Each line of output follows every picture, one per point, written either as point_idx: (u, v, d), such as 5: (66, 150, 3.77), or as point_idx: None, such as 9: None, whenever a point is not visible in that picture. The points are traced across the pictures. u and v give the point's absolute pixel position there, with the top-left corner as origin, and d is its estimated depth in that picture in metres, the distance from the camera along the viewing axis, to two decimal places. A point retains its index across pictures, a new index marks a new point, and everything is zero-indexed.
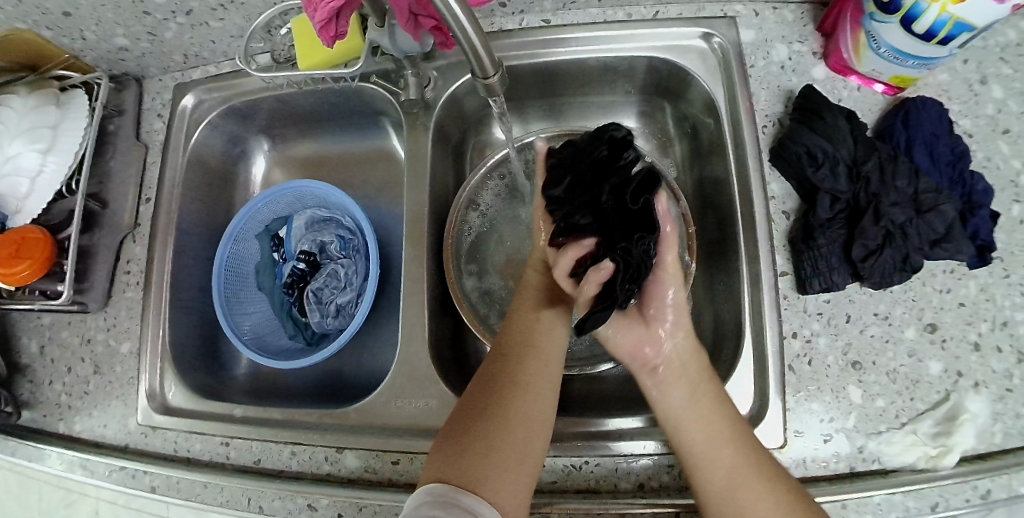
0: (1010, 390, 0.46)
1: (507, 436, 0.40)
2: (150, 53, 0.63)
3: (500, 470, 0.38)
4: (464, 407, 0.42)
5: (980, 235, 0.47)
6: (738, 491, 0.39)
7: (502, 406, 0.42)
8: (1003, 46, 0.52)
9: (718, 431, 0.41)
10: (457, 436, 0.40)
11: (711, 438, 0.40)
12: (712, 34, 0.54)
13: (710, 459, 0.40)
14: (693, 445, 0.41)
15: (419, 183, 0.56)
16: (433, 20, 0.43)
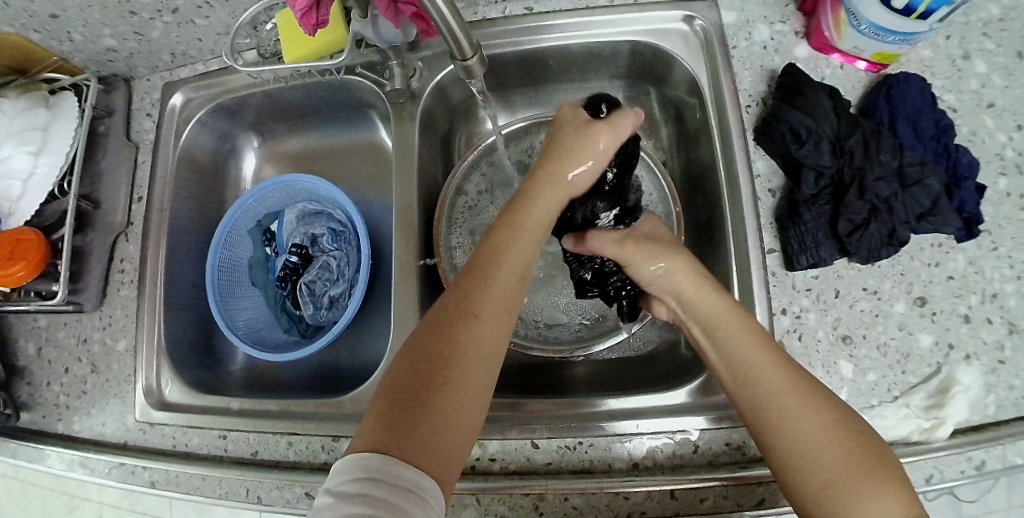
0: (1001, 362, 0.47)
1: (451, 403, 0.35)
2: (138, 53, 0.63)
3: (445, 443, 0.34)
4: (404, 369, 0.37)
5: (966, 208, 0.47)
6: (779, 403, 0.38)
7: (446, 364, 0.37)
8: (985, 20, 0.52)
9: (758, 350, 0.41)
10: (400, 403, 0.35)
11: (754, 353, 0.41)
12: (695, 16, 0.54)
13: (754, 374, 0.40)
14: (735, 364, 0.42)
15: (407, 172, 0.56)
16: (413, 7, 0.45)
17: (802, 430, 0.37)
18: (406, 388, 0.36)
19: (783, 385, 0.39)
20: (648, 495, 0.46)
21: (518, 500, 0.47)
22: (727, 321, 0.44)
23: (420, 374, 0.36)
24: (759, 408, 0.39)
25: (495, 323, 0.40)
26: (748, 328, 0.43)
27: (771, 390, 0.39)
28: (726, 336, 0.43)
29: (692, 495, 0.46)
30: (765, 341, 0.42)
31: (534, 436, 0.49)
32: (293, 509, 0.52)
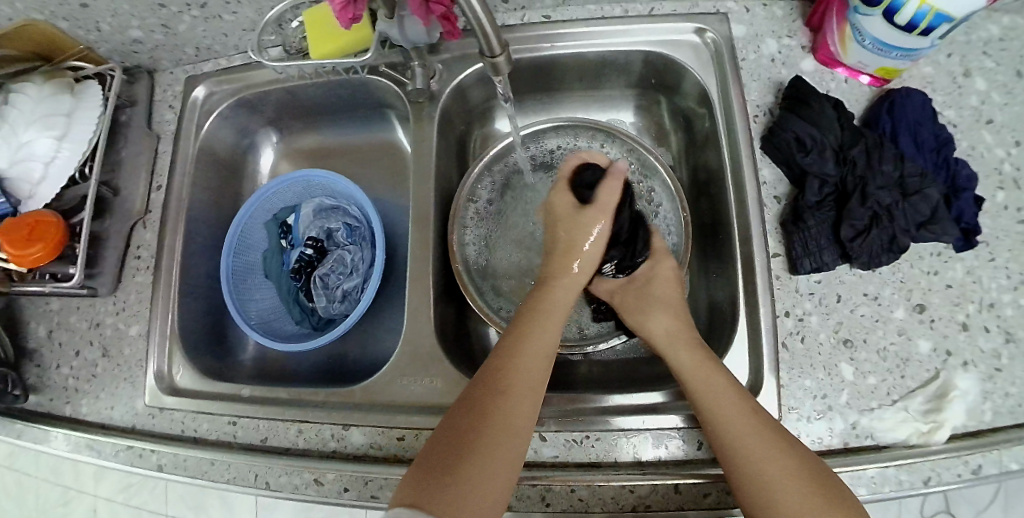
0: (998, 369, 0.48)
1: (477, 468, 0.38)
2: (162, 46, 0.65)
3: (474, 500, 0.37)
4: (445, 430, 0.42)
5: (964, 217, 0.49)
6: (750, 440, 0.41)
7: (479, 431, 0.40)
8: (985, 39, 0.55)
9: (724, 396, 0.43)
10: (434, 462, 0.39)
11: (720, 401, 0.43)
12: (706, 29, 0.56)
13: (721, 422, 0.42)
14: (701, 411, 0.44)
15: (423, 170, 0.58)
16: (443, 7, 0.43)
17: (768, 478, 0.39)
18: (442, 446, 0.40)
19: (747, 433, 0.41)
20: (654, 488, 0.47)
21: (524, 491, 0.49)
22: (693, 370, 0.46)
23: (455, 436, 0.40)
24: (728, 455, 0.42)
25: (530, 387, 0.44)
26: (715, 375, 0.45)
27: (738, 437, 0.41)
28: (692, 383, 0.45)
29: (695, 490, 0.47)
30: (730, 386, 0.44)
31: (541, 429, 0.50)
32: (301, 494, 0.52)
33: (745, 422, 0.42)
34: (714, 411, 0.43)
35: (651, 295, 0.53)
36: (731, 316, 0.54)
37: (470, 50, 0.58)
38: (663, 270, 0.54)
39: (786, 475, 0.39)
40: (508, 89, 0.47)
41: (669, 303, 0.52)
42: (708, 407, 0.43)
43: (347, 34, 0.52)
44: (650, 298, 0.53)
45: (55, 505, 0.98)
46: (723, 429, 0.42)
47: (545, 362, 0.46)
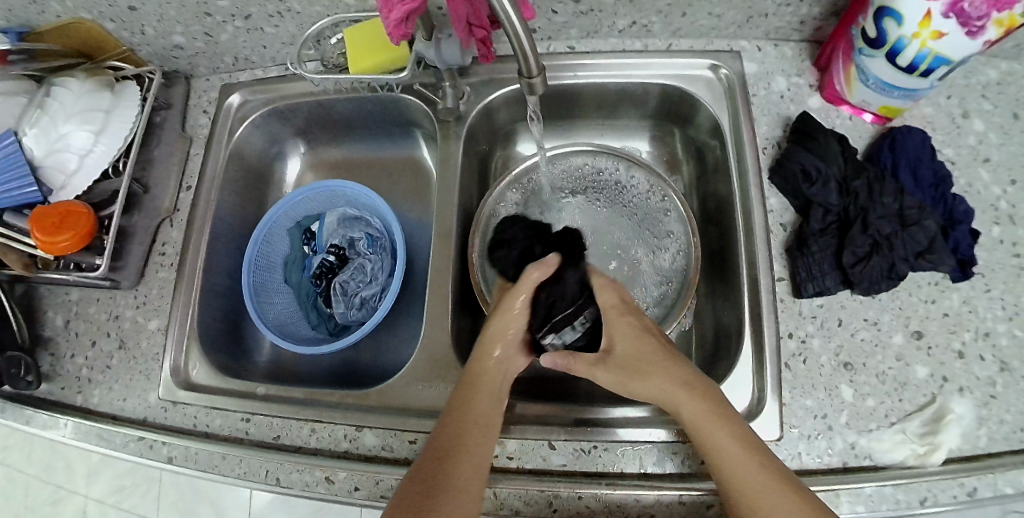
0: (992, 397, 0.50)
1: None
2: (202, 53, 0.68)
3: None
4: (409, 489, 0.41)
5: (960, 248, 0.52)
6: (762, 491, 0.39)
7: (435, 499, 0.40)
8: (983, 83, 0.59)
9: (727, 448, 0.41)
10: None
11: (725, 453, 0.41)
12: (720, 66, 0.60)
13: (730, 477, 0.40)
14: (709, 456, 0.42)
15: (447, 184, 0.61)
16: (485, 31, 0.44)
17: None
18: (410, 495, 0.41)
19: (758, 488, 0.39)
20: (659, 498, 0.48)
21: (532, 496, 0.49)
22: (697, 418, 0.43)
23: (418, 498, 0.40)
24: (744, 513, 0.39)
25: (469, 458, 0.44)
26: (718, 426, 0.42)
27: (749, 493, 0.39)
28: (695, 433, 0.43)
29: (699, 502, 0.48)
30: (739, 435, 0.41)
31: (551, 437, 0.52)
32: (311, 492, 0.53)
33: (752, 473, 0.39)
34: (719, 464, 0.41)
35: (622, 356, 0.49)
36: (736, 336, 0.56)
37: (498, 73, 0.62)
38: (623, 329, 0.51)
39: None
40: (538, 113, 0.51)
41: (647, 357, 0.48)
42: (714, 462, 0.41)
43: (385, 52, 0.55)
44: (621, 359, 0.49)
45: (45, 502, 1.00)
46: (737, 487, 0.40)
47: (487, 431, 0.46)
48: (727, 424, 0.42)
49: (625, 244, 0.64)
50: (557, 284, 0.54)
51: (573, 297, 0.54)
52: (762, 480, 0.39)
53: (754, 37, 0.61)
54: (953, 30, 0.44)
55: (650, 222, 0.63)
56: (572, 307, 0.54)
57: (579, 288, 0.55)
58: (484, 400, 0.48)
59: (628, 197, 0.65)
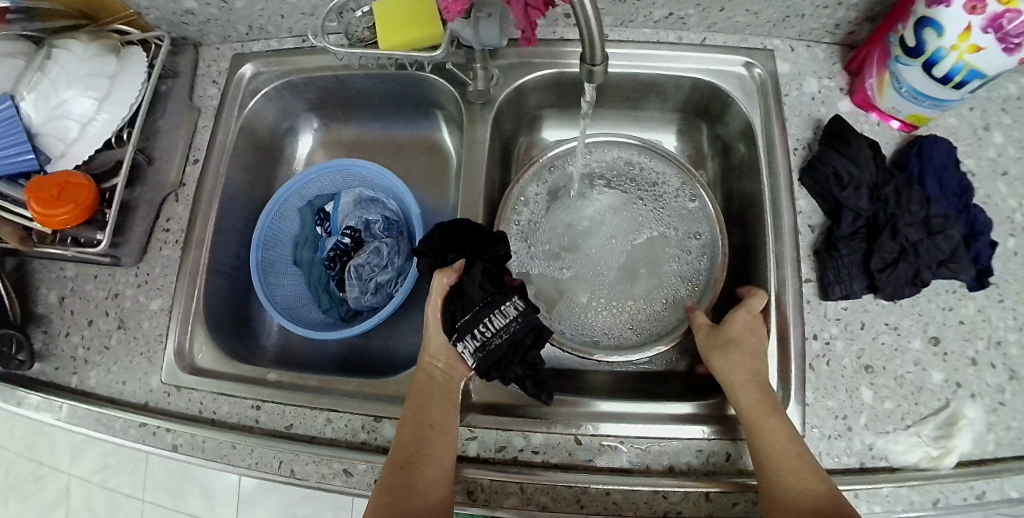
0: (1002, 403, 0.52)
1: None
2: (215, 20, 0.64)
3: None
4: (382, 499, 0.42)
5: (981, 259, 0.54)
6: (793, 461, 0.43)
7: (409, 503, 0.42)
8: (1005, 97, 0.60)
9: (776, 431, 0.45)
10: None
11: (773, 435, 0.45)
12: (753, 64, 0.61)
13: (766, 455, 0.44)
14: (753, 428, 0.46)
15: (473, 170, 0.59)
16: (539, 13, 0.43)
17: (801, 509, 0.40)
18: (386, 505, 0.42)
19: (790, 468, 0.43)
20: (686, 495, 0.48)
21: (560, 492, 0.49)
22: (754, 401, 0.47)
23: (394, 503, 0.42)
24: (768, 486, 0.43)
25: (430, 458, 0.45)
26: (773, 414, 0.46)
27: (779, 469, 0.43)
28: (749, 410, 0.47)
29: (724, 499, 0.48)
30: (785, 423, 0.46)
31: (577, 432, 0.51)
32: (328, 484, 0.51)
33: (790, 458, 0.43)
34: (762, 437, 0.45)
35: (728, 333, 0.52)
36: (760, 335, 0.56)
37: (529, 60, 0.61)
38: (740, 316, 0.53)
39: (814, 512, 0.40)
40: (591, 105, 0.51)
41: (740, 342, 0.51)
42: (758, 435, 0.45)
43: (418, 30, 0.53)
44: (725, 334, 0.52)
45: (26, 480, 1.11)
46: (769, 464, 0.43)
47: (443, 435, 0.47)
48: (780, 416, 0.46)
49: (653, 239, 0.63)
50: (461, 289, 0.53)
51: (478, 298, 0.52)
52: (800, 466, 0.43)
53: (787, 37, 0.62)
54: (991, 45, 0.44)
55: (679, 218, 0.63)
56: (476, 309, 0.51)
57: (485, 288, 0.52)
58: (435, 408, 0.49)
59: (659, 192, 0.64)
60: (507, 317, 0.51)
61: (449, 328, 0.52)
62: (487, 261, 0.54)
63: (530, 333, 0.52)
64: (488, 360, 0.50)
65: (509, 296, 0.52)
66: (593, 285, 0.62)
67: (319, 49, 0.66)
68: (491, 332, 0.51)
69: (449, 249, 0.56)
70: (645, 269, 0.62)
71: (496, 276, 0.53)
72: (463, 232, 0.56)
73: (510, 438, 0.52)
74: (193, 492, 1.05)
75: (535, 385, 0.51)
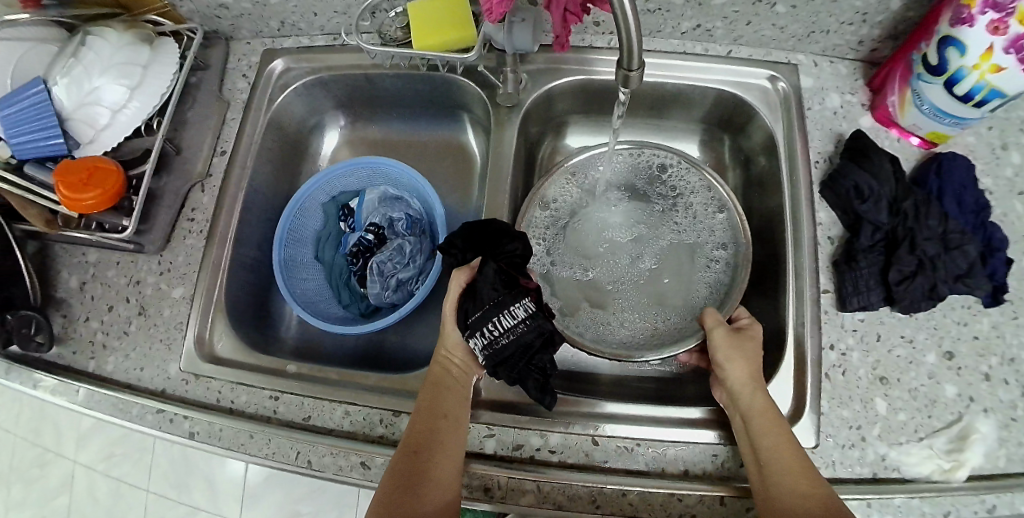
0: (1014, 419, 0.52)
1: None
2: (248, 15, 0.66)
3: None
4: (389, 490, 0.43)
5: (996, 276, 0.54)
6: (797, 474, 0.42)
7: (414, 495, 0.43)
8: None
9: (785, 447, 0.44)
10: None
11: (781, 450, 0.44)
12: (778, 78, 0.62)
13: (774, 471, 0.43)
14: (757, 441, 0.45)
15: (499, 171, 0.61)
16: (577, 19, 0.46)
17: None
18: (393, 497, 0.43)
19: (802, 486, 0.42)
20: (701, 498, 0.49)
21: (576, 491, 0.49)
22: (762, 414, 0.46)
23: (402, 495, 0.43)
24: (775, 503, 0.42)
25: (445, 447, 0.46)
26: (782, 429, 0.45)
27: (789, 486, 0.42)
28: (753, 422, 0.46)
29: (739, 503, 0.49)
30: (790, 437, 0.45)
31: (595, 433, 0.52)
32: (345, 477, 0.51)
33: (800, 474, 0.42)
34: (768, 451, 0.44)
35: (743, 342, 0.51)
36: (776, 342, 0.57)
37: (558, 66, 0.63)
38: (756, 331, 0.52)
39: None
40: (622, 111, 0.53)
41: (752, 353, 0.50)
42: (766, 450, 0.44)
43: (451, 31, 0.54)
44: (740, 344, 0.51)
45: (32, 466, 1.12)
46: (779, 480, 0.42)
47: (459, 429, 0.48)
48: (788, 432, 0.45)
49: (674, 245, 0.64)
50: (474, 288, 0.53)
51: (489, 297, 0.51)
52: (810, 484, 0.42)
53: (811, 52, 0.63)
54: (1012, 66, 0.45)
55: (701, 224, 0.63)
56: (485, 308, 0.51)
57: (497, 288, 0.52)
58: (449, 400, 0.49)
59: (681, 198, 0.64)
60: (516, 319, 0.50)
61: (462, 325, 0.52)
62: (500, 260, 0.54)
63: (539, 336, 0.50)
64: (496, 358, 0.50)
65: (520, 297, 0.51)
66: (613, 290, 0.62)
67: (350, 48, 0.67)
68: (500, 331, 0.50)
69: (469, 249, 0.56)
70: (664, 275, 0.63)
71: (511, 277, 0.53)
72: (487, 232, 0.56)
73: (527, 437, 0.52)
74: (197, 484, 1.06)
75: (540, 388, 0.50)
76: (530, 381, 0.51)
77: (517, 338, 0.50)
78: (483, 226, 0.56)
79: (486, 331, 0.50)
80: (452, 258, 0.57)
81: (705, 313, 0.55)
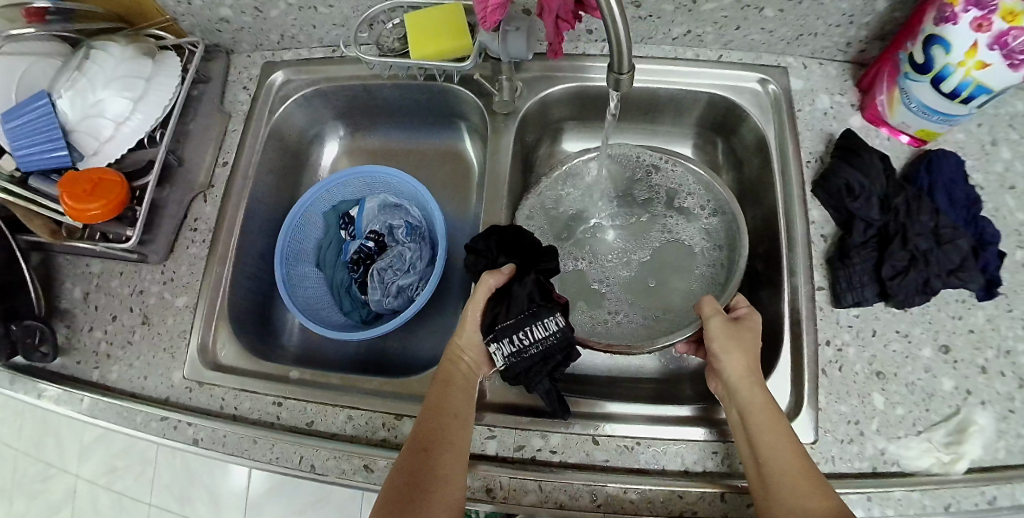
0: (1011, 411, 0.52)
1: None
2: (248, 29, 0.67)
3: None
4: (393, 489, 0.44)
5: (987, 269, 0.55)
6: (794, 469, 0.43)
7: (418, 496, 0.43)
8: (1011, 115, 0.62)
9: (783, 441, 0.44)
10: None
11: (779, 445, 0.44)
12: (768, 81, 0.63)
13: (772, 466, 0.43)
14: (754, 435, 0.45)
15: (497, 176, 0.62)
16: (569, 26, 0.47)
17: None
18: (396, 497, 0.43)
19: (799, 481, 0.42)
20: (702, 495, 0.49)
21: (577, 491, 0.50)
22: (760, 409, 0.46)
23: (406, 495, 0.43)
24: (772, 498, 0.42)
25: (451, 447, 0.46)
26: (780, 423, 0.45)
27: (787, 482, 0.42)
28: (751, 416, 0.46)
29: (739, 500, 0.49)
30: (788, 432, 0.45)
31: (595, 432, 0.52)
32: (348, 480, 0.51)
33: (797, 468, 0.43)
34: (766, 445, 0.44)
35: (742, 333, 0.50)
36: (773, 339, 0.58)
37: (553, 73, 0.64)
38: (755, 321, 0.52)
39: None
40: (614, 114, 0.53)
41: (750, 345, 0.50)
42: (765, 445, 0.44)
43: (448, 41, 0.55)
44: (738, 334, 0.50)
45: (34, 480, 1.12)
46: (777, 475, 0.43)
47: (462, 428, 0.49)
48: (785, 425, 0.46)
49: (672, 248, 0.64)
50: (508, 294, 0.53)
51: (524, 306, 0.52)
52: (808, 478, 0.42)
53: (800, 55, 0.64)
54: (998, 61, 0.46)
55: (701, 223, 0.63)
56: (519, 316, 0.52)
57: (533, 298, 0.53)
58: (456, 400, 0.50)
59: (681, 197, 0.64)
60: (547, 331, 0.51)
61: (488, 328, 0.53)
62: (539, 273, 0.55)
63: (563, 351, 0.52)
64: (519, 367, 0.51)
65: (554, 311, 0.52)
66: (610, 292, 0.62)
67: (349, 59, 0.68)
68: (530, 341, 0.51)
69: (501, 252, 0.56)
70: (661, 276, 0.63)
71: (546, 290, 0.54)
72: (520, 243, 0.57)
73: (528, 438, 0.52)
74: (200, 496, 1.05)
75: (557, 399, 0.51)
76: (546, 392, 0.51)
77: (543, 352, 0.51)
78: (518, 235, 0.57)
79: (516, 341, 0.51)
80: (484, 259, 0.57)
81: (703, 300, 0.53)
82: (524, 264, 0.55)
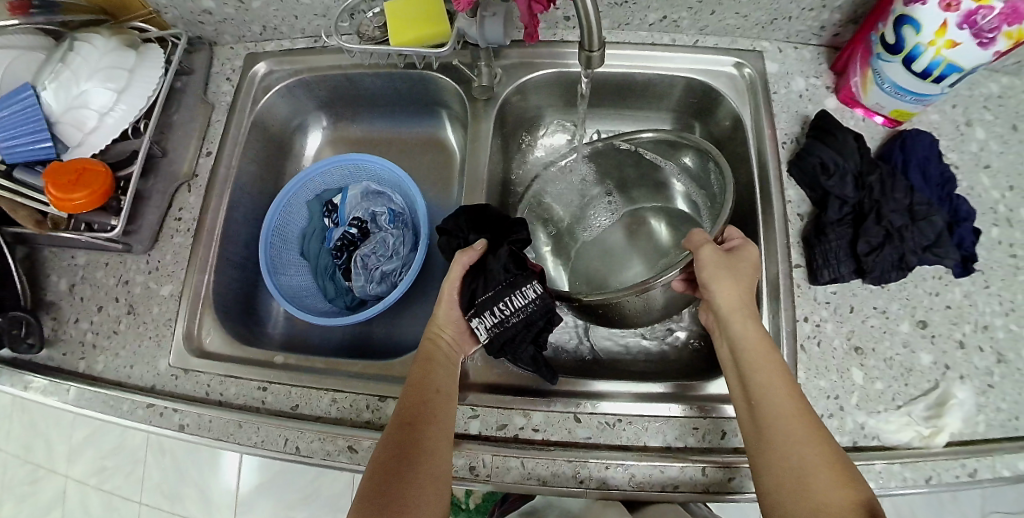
0: (991, 385, 0.53)
1: (423, 486, 0.44)
2: (231, 20, 0.68)
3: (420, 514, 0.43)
4: (392, 449, 0.46)
5: (964, 245, 0.56)
6: (789, 411, 0.44)
7: (415, 457, 0.45)
8: (985, 96, 0.63)
9: (776, 377, 0.45)
10: (390, 478, 0.44)
11: (773, 383, 0.45)
12: (744, 64, 0.65)
13: (765, 403, 0.45)
14: (748, 380, 0.46)
15: (477, 161, 0.63)
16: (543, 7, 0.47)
17: (797, 463, 0.42)
18: (395, 456, 0.45)
19: (791, 418, 0.43)
20: (683, 470, 0.49)
21: (560, 467, 0.50)
22: (753, 350, 0.47)
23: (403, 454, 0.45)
24: (762, 434, 0.44)
25: (438, 414, 0.48)
26: (772, 359, 0.47)
27: (778, 418, 0.43)
28: (745, 359, 0.47)
29: (721, 474, 0.49)
30: (783, 373, 0.46)
31: (577, 410, 0.52)
32: (333, 461, 0.52)
33: (789, 404, 0.44)
34: (761, 389, 0.45)
35: (735, 264, 0.51)
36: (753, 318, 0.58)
37: (531, 58, 0.65)
38: (751, 252, 0.52)
39: (816, 468, 0.41)
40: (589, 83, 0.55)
41: (744, 277, 0.50)
42: (758, 385, 0.45)
43: (425, 28, 0.57)
44: (735, 268, 0.50)
45: (24, 482, 1.12)
46: (767, 411, 0.44)
47: (449, 395, 0.50)
48: (777, 359, 0.47)
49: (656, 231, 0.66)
50: (484, 267, 0.54)
51: (500, 278, 0.53)
52: (798, 415, 0.44)
53: (775, 39, 0.66)
54: (966, 41, 0.47)
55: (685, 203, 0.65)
56: (495, 289, 0.53)
57: (508, 269, 0.53)
58: (441, 371, 0.51)
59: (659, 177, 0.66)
60: (526, 299, 0.52)
61: (467, 304, 0.54)
62: (511, 243, 0.55)
63: (546, 315, 0.52)
64: (502, 336, 0.52)
65: (530, 278, 0.53)
66: (598, 275, 0.65)
67: (330, 49, 0.69)
68: (509, 311, 0.52)
69: (473, 230, 0.58)
70: (642, 255, 0.65)
71: (521, 259, 0.54)
72: (489, 217, 0.58)
73: (511, 416, 0.53)
74: (191, 496, 1.05)
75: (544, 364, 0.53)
76: (527, 359, 0.52)
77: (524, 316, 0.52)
78: (485, 211, 0.58)
79: (499, 310, 0.52)
80: (457, 239, 0.59)
81: (695, 232, 0.54)
82: (499, 237, 0.57)
